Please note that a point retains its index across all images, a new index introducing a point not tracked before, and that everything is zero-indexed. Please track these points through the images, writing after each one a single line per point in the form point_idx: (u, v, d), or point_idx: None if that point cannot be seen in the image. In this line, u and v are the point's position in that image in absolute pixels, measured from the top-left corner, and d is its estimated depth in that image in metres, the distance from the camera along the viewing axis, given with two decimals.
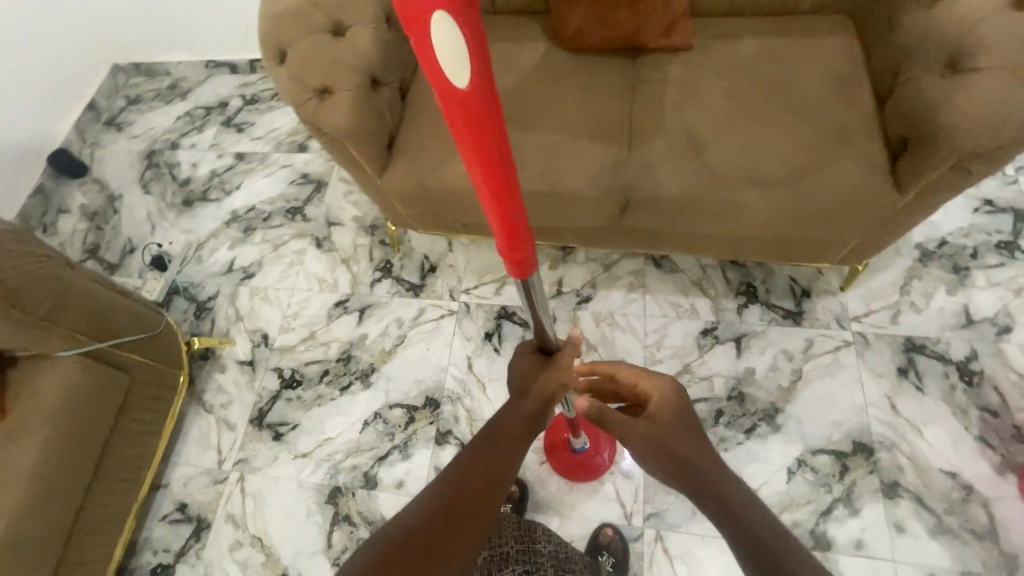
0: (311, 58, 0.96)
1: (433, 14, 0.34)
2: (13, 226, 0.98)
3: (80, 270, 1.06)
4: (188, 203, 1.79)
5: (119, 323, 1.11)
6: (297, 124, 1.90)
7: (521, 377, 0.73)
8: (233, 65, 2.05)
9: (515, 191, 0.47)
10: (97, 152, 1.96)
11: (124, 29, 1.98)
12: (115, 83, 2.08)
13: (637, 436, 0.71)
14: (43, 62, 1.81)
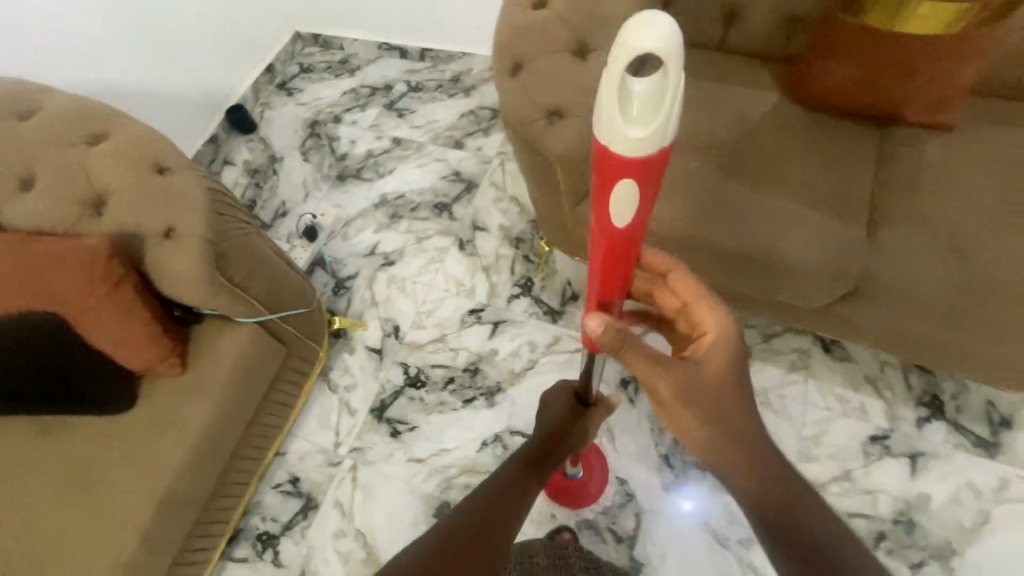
0: (549, 77, 0.90)
1: (627, 187, 0.48)
2: (222, 186, 0.99)
3: (265, 239, 1.07)
4: (342, 178, 1.83)
5: (289, 295, 1.11)
6: (457, 120, 1.89)
7: (557, 415, 0.95)
8: (403, 50, 2.08)
9: (620, 287, 0.62)
10: (267, 112, 2.05)
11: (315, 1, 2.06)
12: (293, 49, 2.17)
13: (686, 386, 0.70)
14: (234, 15, 1.92)
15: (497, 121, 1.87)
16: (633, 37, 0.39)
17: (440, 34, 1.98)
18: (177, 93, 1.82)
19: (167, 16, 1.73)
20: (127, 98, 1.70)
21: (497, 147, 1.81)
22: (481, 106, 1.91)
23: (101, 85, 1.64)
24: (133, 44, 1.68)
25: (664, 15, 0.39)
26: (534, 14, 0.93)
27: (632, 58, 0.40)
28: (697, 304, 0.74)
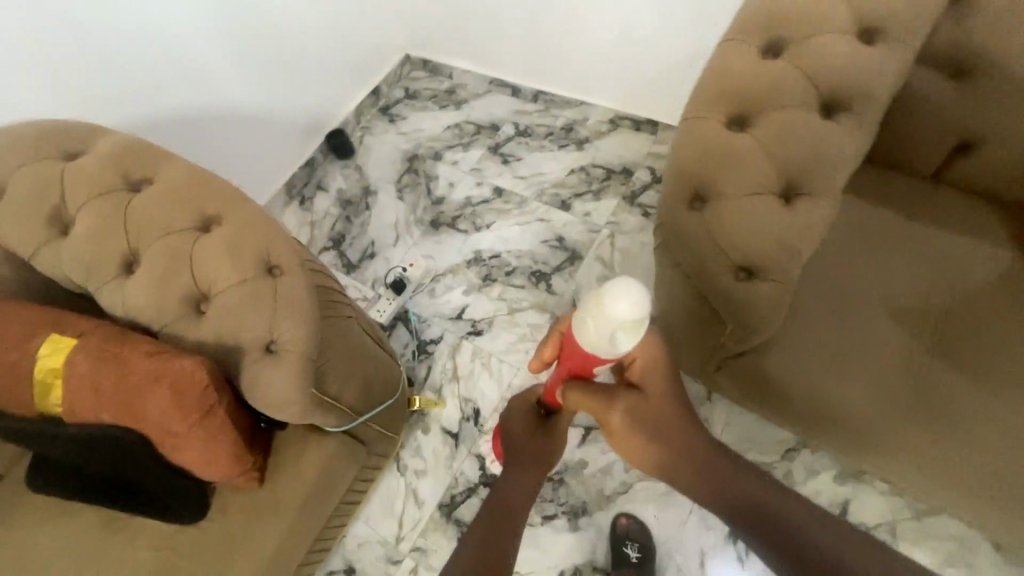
0: (747, 225, 0.72)
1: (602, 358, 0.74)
2: (321, 275, 0.89)
3: (363, 327, 0.96)
4: (436, 225, 1.72)
5: (382, 389, 1.00)
6: (566, 177, 1.74)
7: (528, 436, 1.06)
8: (516, 88, 1.94)
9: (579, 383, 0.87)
10: (366, 138, 1.97)
11: (432, 25, 1.95)
12: (401, 72, 2.08)
13: (631, 411, 0.84)
14: (350, 35, 1.83)
15: (610, 184, 1.69)
16: (612, 306, 0.66)
17: (559, 77, 1.83)
18: (286, 115, 1.75)
19: (287, 35, 1.65)
20: (238, 121, 1.64)
21: (606, 214, 1.64)
22: (594, 164, 1.75)
23: (216, 108, 1.57)
24: (252, 65, 1.60)
25: (631, 285, 0.66)
26: (732, 136, 0.75)
27: (617, 316, 0.66)
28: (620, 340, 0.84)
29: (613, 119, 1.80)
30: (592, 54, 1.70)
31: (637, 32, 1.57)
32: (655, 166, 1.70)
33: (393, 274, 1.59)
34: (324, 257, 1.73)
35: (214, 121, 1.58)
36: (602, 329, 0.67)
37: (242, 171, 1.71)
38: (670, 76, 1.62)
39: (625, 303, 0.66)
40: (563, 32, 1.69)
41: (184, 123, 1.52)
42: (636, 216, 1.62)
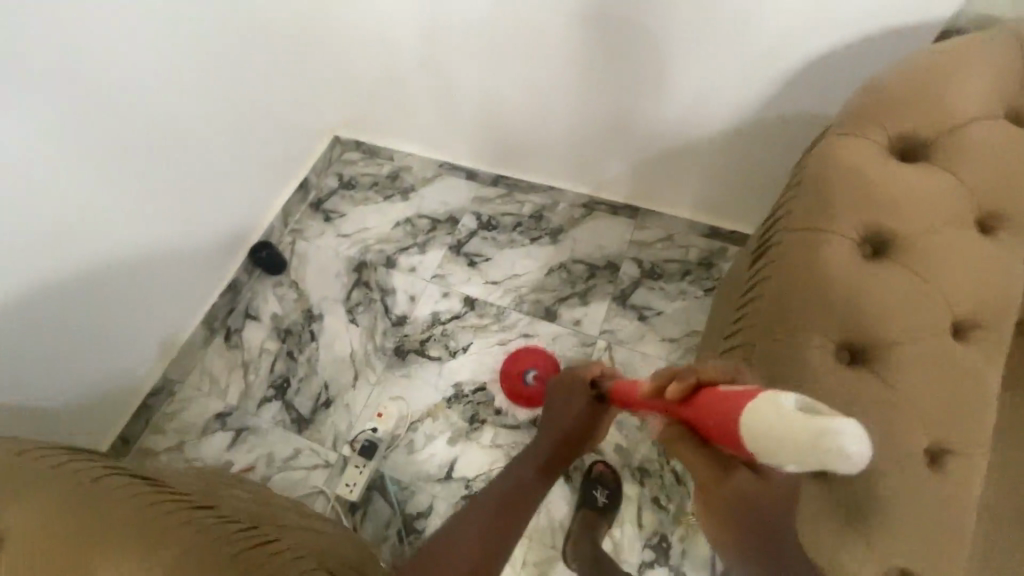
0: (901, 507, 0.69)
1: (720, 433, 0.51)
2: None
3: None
4: (402, 353, 1.45)
5: None
6: (544, 278, 1.54)
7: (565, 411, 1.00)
8: (472, 171, 1.70)
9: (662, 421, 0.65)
10: (299, 244, 1.66)
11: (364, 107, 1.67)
12: (330, 155, 1.78)
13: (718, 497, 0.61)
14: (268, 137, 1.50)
15: (596, 282, 1.51)
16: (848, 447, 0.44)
17: (520, 162, 1.61)
18: (194, 254, 1.40)
19: (191, 161, 1.30)
20: (135, 285, 1.27)
21: (598, 322, 1.46)
22: (574, 259, 1.56)
23: (105, 279, 1.20)
24: (147, 216, 1.24)
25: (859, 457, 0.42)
26: (836, 366, 0.71)
27: (817, 442, 0.43)
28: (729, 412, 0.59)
29: (587, 204, 1.61)
30: (556, 141, 1.49)
31: (603, 123, 1.38)
32: (642, 258, 1.54)
33: (360, 439, 1.33)
34: (267, 412, 1.40)
35: (105, 296, 1.21)
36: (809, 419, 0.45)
37: (147, 338, 1.34)
38: (651, 169, 1.45)
39: (844, 455, 0.44)
40: (521, 118, 1.48)
41: (64, 312, 1.14)
42: (632, 320, 1.45)
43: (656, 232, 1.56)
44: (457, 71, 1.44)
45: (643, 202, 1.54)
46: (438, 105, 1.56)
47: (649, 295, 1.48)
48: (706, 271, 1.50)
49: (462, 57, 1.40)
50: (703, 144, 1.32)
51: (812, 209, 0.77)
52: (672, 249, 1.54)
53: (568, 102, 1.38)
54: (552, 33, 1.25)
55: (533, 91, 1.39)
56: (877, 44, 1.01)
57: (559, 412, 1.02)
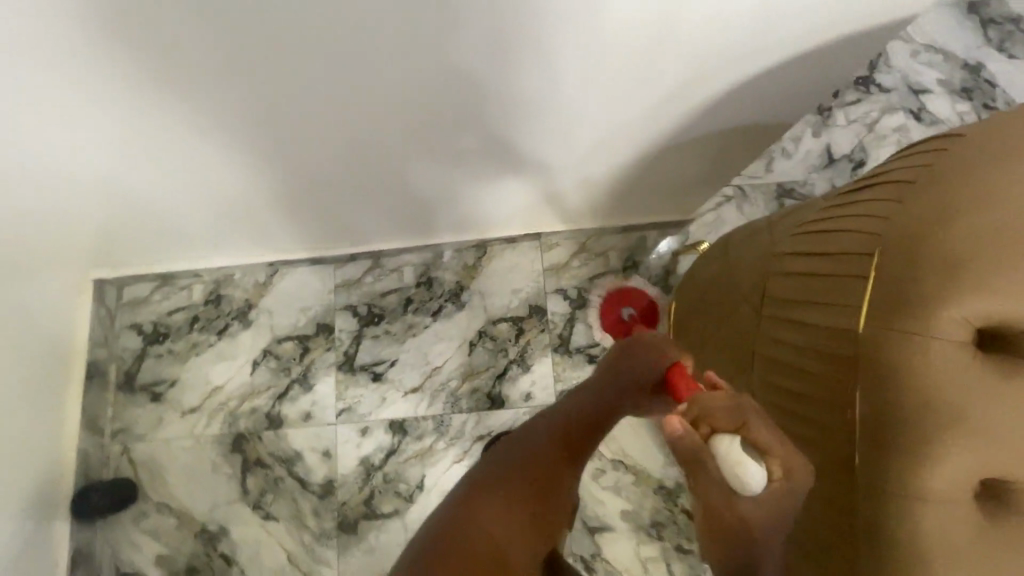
0: None
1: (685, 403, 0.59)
2: None
3: None
4: (350, 527, 1.17)
5: None
6: (469, 357, 1.26)
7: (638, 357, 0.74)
8: (316, 257, 1.28)
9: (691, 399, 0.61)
10: (137, 449, 1.20)
11: (112, 240, 1.13)
12: (107, 307, 1.25)
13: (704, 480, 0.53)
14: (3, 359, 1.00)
15: (528, 339, 1.27)
16: (754, 477, 0.49)
17: (371, 233, 1.21)
18: None
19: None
20: None
21: (550, 385, 1.25)
22: (491, 320, 1.28)
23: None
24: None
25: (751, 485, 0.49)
26: None
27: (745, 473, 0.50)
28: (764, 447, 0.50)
29: (477, 244, 1.30)
30: (405, 205, 1.12)
31: (459, 178, 1.04)
32: (565, 287, 1.30)
33: None
34: None
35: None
36: (747, 476, 0.49)
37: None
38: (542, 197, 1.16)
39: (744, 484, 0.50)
40: (346, 199, 1.07)
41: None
42: (584, 367, 1.26)
43: (566, 247, 1.31)
44: (224, 175, 0.97)
45: (538, 226, 1.27)
46: (222, 213, 1.08)
47: (590, 329, 1.28)
48: (635, 275, 1.31)
49: (225, 166, 0.94)
50: (583, 167, 1.05)
51: (900, 295, 0.49)
52: (591, 260, 1.31)
53: (402, 170, 1.00)
54: (341, 113, 0.84)
55: (351, 173, 0.99)
56: (770, 28, 0.75)
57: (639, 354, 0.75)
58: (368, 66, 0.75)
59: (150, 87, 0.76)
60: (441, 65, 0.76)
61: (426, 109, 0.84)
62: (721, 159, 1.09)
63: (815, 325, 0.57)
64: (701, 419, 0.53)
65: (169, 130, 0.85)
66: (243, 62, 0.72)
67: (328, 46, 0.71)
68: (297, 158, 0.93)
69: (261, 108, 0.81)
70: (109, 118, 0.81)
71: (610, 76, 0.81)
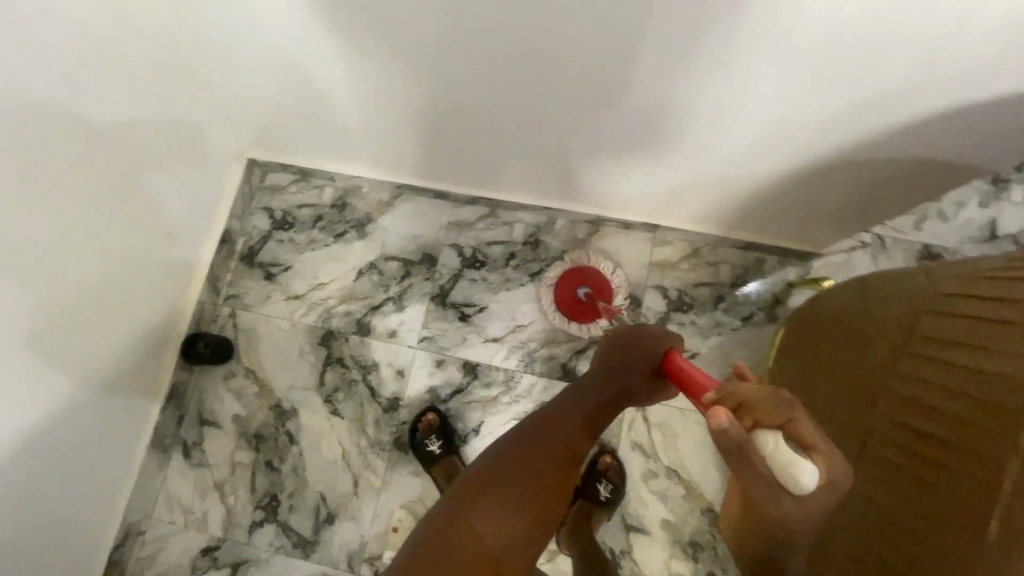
0: None
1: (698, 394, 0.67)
2: None
3: None
4: (404, 446, 1.23)
5: None
6: (554, 325, 1.27)
7: (628, 354, 0.80)
8: (440, 191, 1.34)
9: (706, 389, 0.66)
10: (242, 317, 1.32)
11: (273, 126, 1.23)
12: (250, 186, 1.37)
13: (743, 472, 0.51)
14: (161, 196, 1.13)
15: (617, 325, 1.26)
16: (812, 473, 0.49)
17: (496, 182, 1.25)
18: (103, 403, 1.08)
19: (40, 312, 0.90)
20: (54, 467, 0.98)
21: None
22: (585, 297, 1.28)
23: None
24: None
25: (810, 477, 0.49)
26: None
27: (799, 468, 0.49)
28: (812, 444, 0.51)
29: (592, 220, 1.31)
30: (541, 163, 1.14)
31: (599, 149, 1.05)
32: (667, 286, 1.28)
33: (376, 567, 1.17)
34: (262, 540, 1.21)
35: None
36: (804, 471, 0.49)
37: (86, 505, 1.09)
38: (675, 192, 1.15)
39: (798, 481, 0.49)
40: (490, 144, 1.11)
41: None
42: None
43: (679, 248, 1.29)
44: (388, 92, 1.02)
45: (657, 218, 1.25)
46: (374, 128, 1.15)
47: (681, 334, 1.25)
48: (742, 294, 1.26)
49: (394, 86, 1.00)
50: (728, 165, 1.02)
51: None
52: (701, 268, 1.28)
53: (553, 127, 1.02)
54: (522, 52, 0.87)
55: (504, 120, 1.03)
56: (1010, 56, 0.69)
57: (628, 353, 0.80)
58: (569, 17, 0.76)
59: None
60: (639, 29, 0.76)
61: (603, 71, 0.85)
62: (878, 195, 1.03)
63: (980, 373, 0.56)
64: (747, 410, 0.51)
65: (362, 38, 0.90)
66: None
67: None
68: (463, 92, 0.97)
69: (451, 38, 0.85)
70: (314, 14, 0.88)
71: (800, 78, 0.78)
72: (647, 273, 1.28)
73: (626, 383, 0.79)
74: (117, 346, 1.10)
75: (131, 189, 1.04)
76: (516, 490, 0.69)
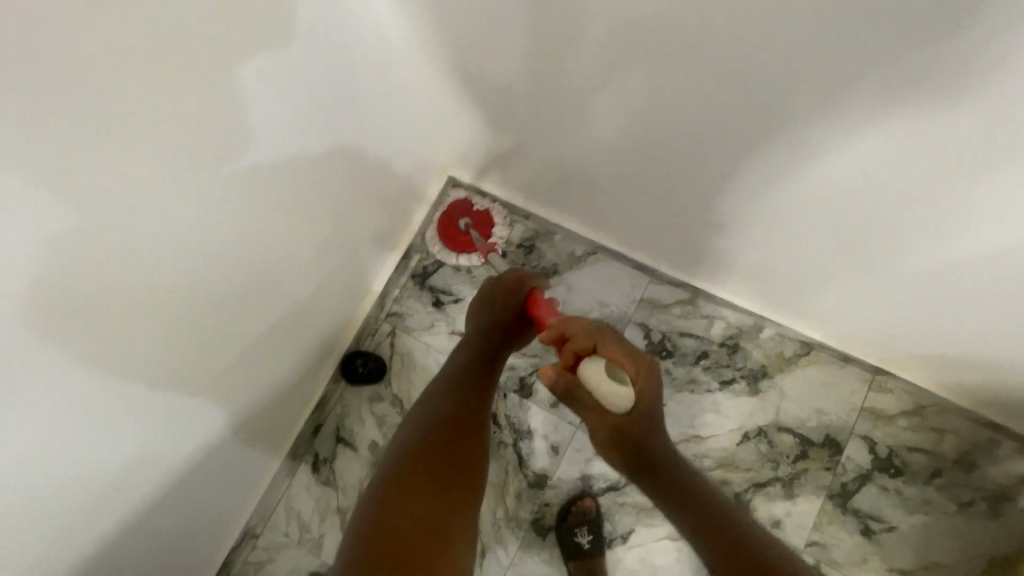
0: None
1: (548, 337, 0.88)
2: None
3: None
4: (543, 529, 1.14)
5: None
6: (736, 447, 1.13)
7: (498, 301, 1.00)
8: (641, 262, 1.22)
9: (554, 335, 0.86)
10: (401, 338, 1.25)
11: (488, 146, 1.16)
12: (440, 201, 1.30)
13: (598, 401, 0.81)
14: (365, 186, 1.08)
15: (807, 467, 1.11)
16: (618, 399, 0.78)
17: (719, 269, 1.12)
18: (264, 399, 1.04)
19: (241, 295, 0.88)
20: (209, 452, 0.96)
21: (805, 529, 1.09)
22: (778, 424, 1.14)
23: (153, 481, 0.86)
24: (189, 376, 0.84)
25: (616, 398, 0.78)
26: None
27: (589, 383, 0.79)
28: (620, 361, 0.78)
29: (807, 340, 1.15)
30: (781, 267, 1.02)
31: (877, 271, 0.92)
32: (876, 440, 1.11)
33: None
34: None
35: (156, 493, 0.88)
36: (611, 397, 0.78)
37: (222, 501, 1.06)
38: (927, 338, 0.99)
39: (614, 401, 0.79)
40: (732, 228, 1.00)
41: (110, 529, 0.82)
42: (852, 533, 1.08)
43: (900, 400, 1.12)
44: (654, 147, 0.93)
45: (891, 363, 1.10)
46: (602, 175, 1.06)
47: (880, 500, 1.09)
48: (964, 475, 1.09)
49: (661, 145, 0.91)
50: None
51: None
52: (921, 430, 1.11)
53: (842, 234, 0.89)
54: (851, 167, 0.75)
55: (794, 211, 0.90)
56: None
57: (496, 305, 1.00)
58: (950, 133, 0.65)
59: (691, 52, 0.72)
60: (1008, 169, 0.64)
61: (951, 198, 0.73)
62: None
63: None
64: (571, 352, 0.81)
65: (667, 98, 0.82)
66: (810, 76, 0.66)
67: (940, 104, 0.63)
68: None
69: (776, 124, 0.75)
70: (620, 66, 0.80)
71: None
72: (855, 418, 1.13)
73: (495, 332, 1.00)
74: (294, 338, 1.06)
75: (340, 180, 1.01)
76: (405, 515, 0.82)
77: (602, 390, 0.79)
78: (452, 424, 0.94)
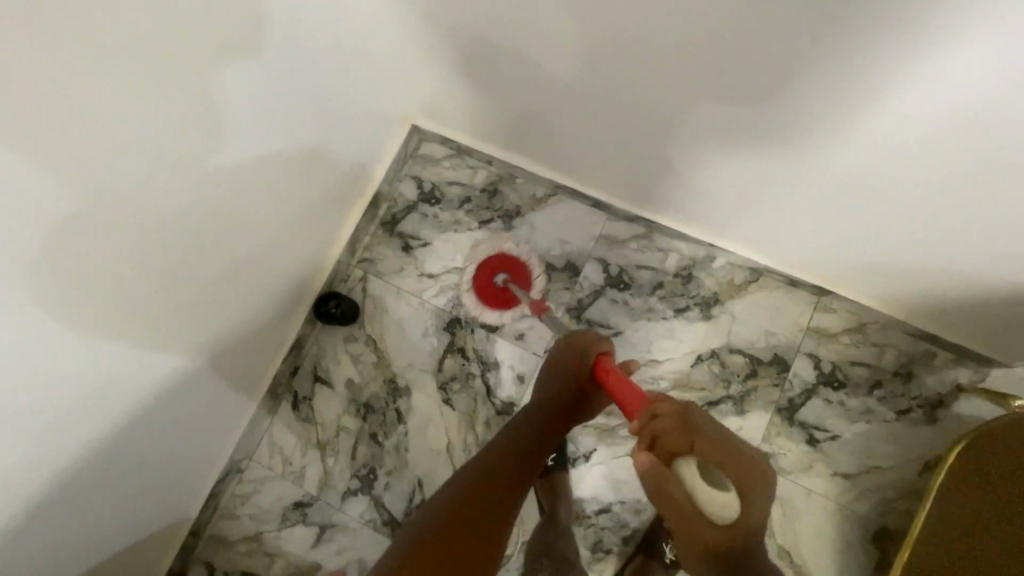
0: None
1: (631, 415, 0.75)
2: None
3: None
4: None
5: None
6: (689, 370, 1.20)
7: (567, 360, 0.92)
8: (599, 201, 1.27)
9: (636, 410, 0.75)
10: (372, 282, 1.31)
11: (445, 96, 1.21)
12: (406, 151, 1.35)
13: (690, 517, 0.63)
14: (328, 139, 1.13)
15: (756, 384, 1.18)
16: (725, 509, 0.62)
17: (669, 203, 1.17)
18: (240, 342, 1.10)
19: (211, 236, 0.92)
20: (190, 392, 1.02)
21: (755, 441, 1.16)
22: (728, 346, 1.20)
23: (138, 413, 0.92)
24: (167, 312, 0.90)
25: (723, 509, 0.62)
26: None
27: (683, 480, 0.64)
28: (727, 460, 0.63)
29: (755, 267, 1.22)
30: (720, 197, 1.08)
31: (807, 196, 0.97)
32: (821, 357, 1.18)
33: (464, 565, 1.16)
34: (354, 508, 1.21)
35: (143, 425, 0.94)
36: (718, 508, 0.62)
37: (205, 439, 1.12)
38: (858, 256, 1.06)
39: (718, 513, 0.62)
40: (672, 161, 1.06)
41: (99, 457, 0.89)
42: (798, 442, 1.16)
43: (842, 319, 1.19)
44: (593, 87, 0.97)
45: (832, 284, 1.17)
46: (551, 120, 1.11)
47: (825, 411, 1.16)
48: (903, 385, 1.16)
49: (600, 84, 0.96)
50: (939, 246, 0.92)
51: None
52: (862, 346, 1.18)
53: None
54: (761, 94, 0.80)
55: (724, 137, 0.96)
56: None
57: (562, 373, 0.93)
58: (862, 63, 0.67)
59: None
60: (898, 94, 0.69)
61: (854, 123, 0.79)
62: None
63: None
64: (658, 434, 0.67)
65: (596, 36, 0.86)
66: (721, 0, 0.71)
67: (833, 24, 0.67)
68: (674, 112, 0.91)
69: (697, 57, 0.79)
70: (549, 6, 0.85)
71: None
72: (800, 338, 1.19)
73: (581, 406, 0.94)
74: (265, 283, 1.12)
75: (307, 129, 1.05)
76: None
77: (707, 497, 0.63)
78: (496, 494, 0.86)
